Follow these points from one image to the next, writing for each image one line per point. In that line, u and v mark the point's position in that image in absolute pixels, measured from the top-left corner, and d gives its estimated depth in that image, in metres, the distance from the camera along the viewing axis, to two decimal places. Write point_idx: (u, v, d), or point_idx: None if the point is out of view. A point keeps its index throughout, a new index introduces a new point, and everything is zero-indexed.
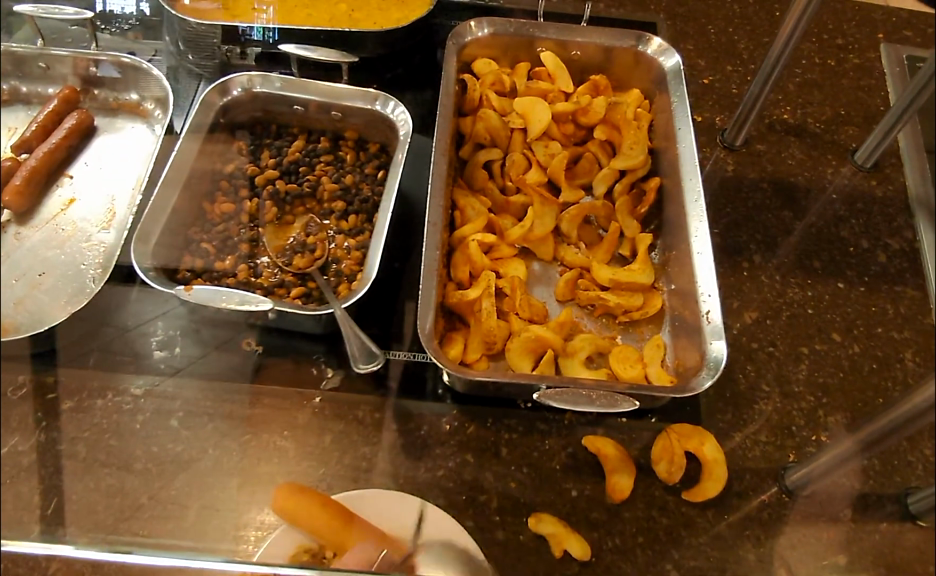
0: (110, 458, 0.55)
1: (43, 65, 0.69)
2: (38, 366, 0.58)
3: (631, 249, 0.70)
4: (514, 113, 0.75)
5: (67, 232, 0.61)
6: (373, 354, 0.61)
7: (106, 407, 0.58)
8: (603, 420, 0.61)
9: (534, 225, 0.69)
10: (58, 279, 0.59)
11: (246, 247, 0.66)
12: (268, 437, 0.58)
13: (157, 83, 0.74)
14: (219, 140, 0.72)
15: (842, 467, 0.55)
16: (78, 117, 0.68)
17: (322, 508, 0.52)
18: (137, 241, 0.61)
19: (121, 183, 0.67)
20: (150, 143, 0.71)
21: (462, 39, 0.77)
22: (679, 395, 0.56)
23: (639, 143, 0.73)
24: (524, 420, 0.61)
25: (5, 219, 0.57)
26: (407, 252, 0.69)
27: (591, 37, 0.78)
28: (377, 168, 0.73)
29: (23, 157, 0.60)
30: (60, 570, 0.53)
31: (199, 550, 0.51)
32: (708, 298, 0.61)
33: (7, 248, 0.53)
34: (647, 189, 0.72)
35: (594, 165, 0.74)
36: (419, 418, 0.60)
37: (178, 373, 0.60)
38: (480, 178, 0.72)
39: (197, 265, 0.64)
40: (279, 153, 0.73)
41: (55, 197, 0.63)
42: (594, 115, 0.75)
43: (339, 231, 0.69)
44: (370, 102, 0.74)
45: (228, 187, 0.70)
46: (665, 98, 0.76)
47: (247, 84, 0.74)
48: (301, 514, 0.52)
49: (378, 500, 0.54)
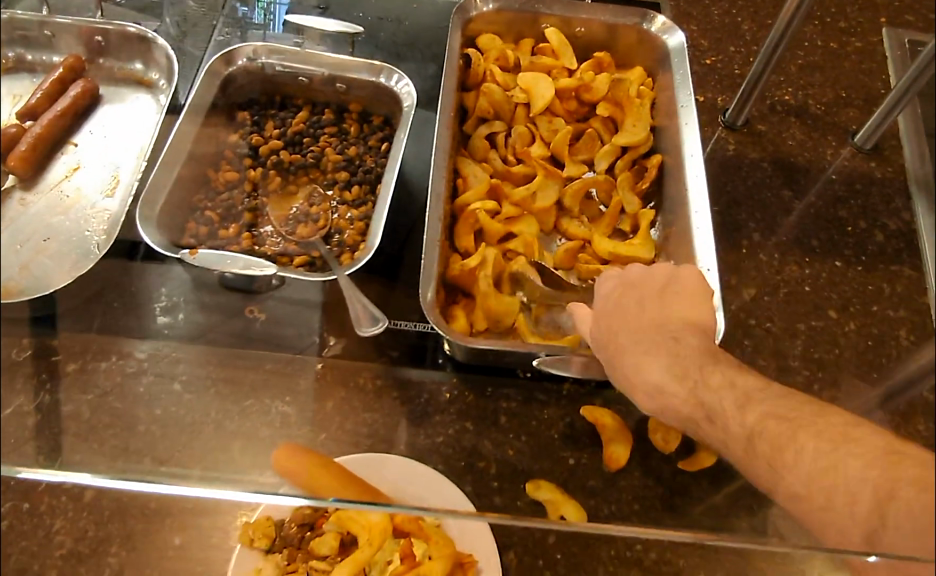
0: (115, 421, 0.55)
1: (48, 32, 0.69)
2: (34, 331, 0.56)
3: (632, 225, 0.70)
4: (518, 88, 0.76)
5: (70, 199, 0.61)
6: (378, 317, 0.63)
7: (109, 369, 0.59)
8: (601, 391, 0.62)
9: (536, 198, 0.69)
10: (63, 244, 0.60)
11: (248, 216, 0.66)
12: (270, 403, 0.58)
13: (164, 56, 0.74)
14: (222, 116, 0.73)
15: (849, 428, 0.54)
16: (81, 87, 0.68)
17: (330, 471, 0.53)
18: (143, 206, 0.64)
19: (124, 155, 0.67)
20: (153, 114, 0.70)
21: (467, 14, 0.78)
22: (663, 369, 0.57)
23: (641, 120, 0.75)
24: (523, 389, 0.62)
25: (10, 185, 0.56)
26: (413, 224, 0.69)
27: (595, 14, 0.79)
28: (381, 141, 0.73)
29: (28, 125, 0.58)
30: (63, 529, 0.53)
31: (221, 481, 0.51)
32: (709, 272, 0.62)
33: (11, 214, 0.53)
34: (648, 166, 0.73)
35: (596, 141, 0.75)
36: (420, 386, 0.62)
37: (183, 341, 0.61)
38: (482, 149, 0.73)
39: (201, 234, 0.66)
40: (283, 123, 0.73)
41: (60, 164, 0.62)
42: (597, 92, 0.76)
43: (342, 201, 0.68)
44: (375, 74, 0.75)
45: (232, 156, 0.70)
46: (668, 76, 0.77)
47: (252, 56, 0.75)
48: (307, 468, 0.52)
49: (396, 468, 0.56)
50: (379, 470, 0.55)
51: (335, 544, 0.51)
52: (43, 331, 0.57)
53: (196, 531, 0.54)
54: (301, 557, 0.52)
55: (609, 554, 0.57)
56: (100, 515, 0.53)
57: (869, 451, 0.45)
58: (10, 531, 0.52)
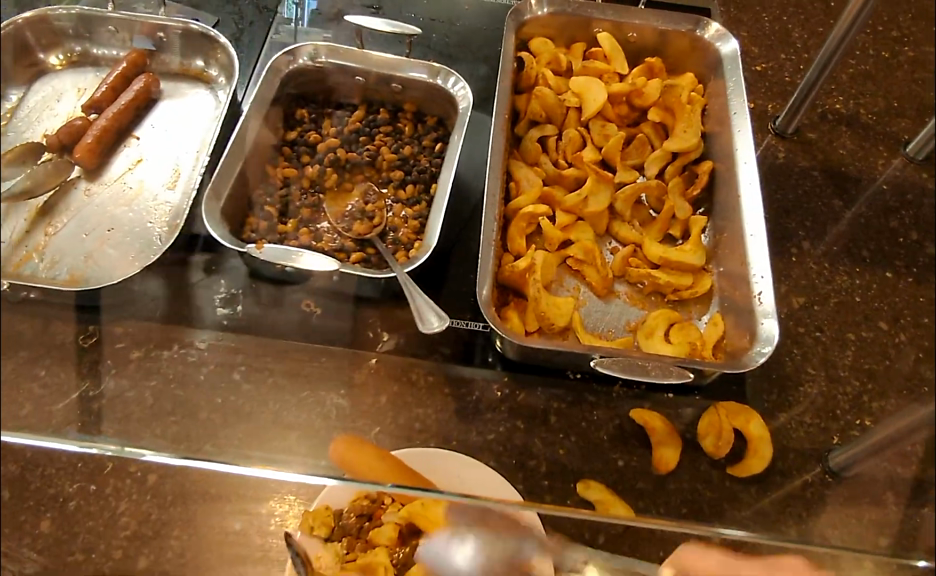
0: (177, 408, 0.56)
1: (111, 27, 0.75)
2: (82, 317, 0.60)
3: (682, 231, 0.71)
4: (570, 91, 0.76)
5: (134, 192, 0.68)
6: (442, 315, 0.64)
7: (172, 358, 0.60)
8: (650, 394, 0.62)
9: (589, 201, 0.70)
10: (128, 235, 0.66)
11: (307, 212, 0.68)
12: (326, 395, 0.60)
13: (223, 51, 0.76)
14: (282, 112, 0.74)
15: (908, 439, 0.53)
16: (145, 82, 0.72)
17: (391, 467, 0.53)
18: (209, 198, 0.65)
19: (186, 148, 0.71)
20: (213, 108, 0.74)
21: (521, 16, 0.79)
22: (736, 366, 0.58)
23: (692, 126, 0.75)
24: (573, 390, 0.63)
25: (76, 176, 0.67)
26: (467, 221, 0.70)
27: (648, 20, 0.79)
28: (434, 141, 0.74)
29: (92, 118, 0.69)
30: (127, 511, 0.54)
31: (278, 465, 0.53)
32: (760, 280, 0.63)
33: (75, 206, 0.65)
34: (699, 172, 0.73)
35: (646, 146, 0.75)
36: (471, 384, 0.62)
37: (243, 333, 0.62)
38: (534, 152, 0.73)
39: (262, 228, 0.67)
40: (340, 123, 0.74)
41: (125, 157, 0.69)
42: (649, 97, 0.76)
43: (397, 200, 0.70)
44: (432, 75, 0.75)
45: (291, 153, 0.72)
46: (719, 84, 0.77)
47: (313, 54, 0.75)
48: (366, 462, 0.54)
49: (452, 466, 0.56)
50: (431, 461, 0.56)
51: (393, 535, 0.53)
52: (89, 318, 0.60)
53: (254, 517, 0.55)
54: (360, 546, 0.53)
55: None
56: (162, 499, 0.55)
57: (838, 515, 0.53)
58: (77, 511, 0.54)
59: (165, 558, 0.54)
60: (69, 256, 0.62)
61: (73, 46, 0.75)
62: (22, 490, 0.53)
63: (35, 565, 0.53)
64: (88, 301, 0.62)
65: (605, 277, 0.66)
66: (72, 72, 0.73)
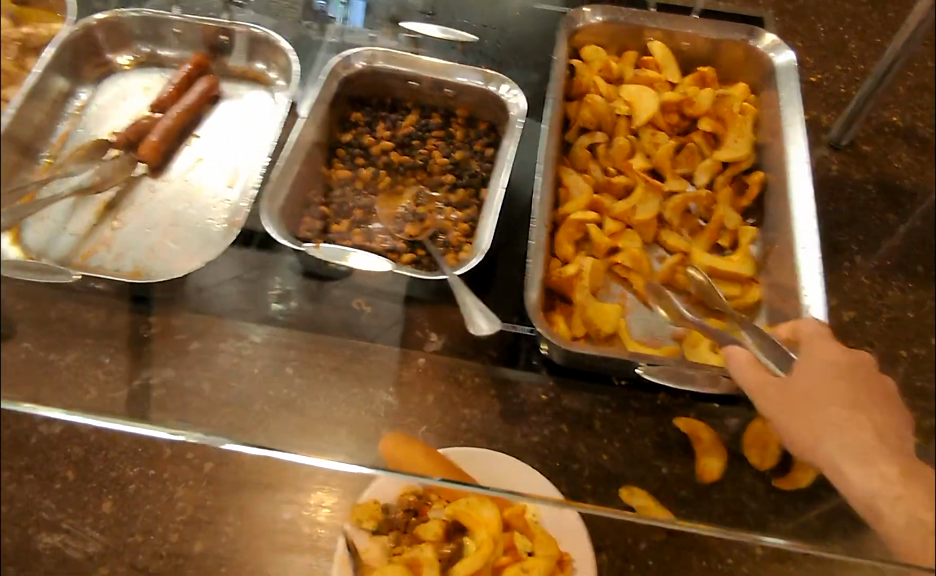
0: (231, 399, 0.59)
1: (177, 30, 0.78)
2: (133, 308, 0.63)
3: (732, 241, 0.70)
4: (621, 99, 0.76)
5: (195, 189, 0.70)
6: (492, 318, 0.65)
7: (228, 350, 0.62)
8: (696, 402, 0.62)
9: (637, 209, 0.70)
10: (190, 231, 0.68)
11: (360, 213, 0.70)
12: (375, 392, 0.61)
13: (284, 56, 0.78)
14: (339, 114, 0.76)
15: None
16: (207, 83, 0.75)
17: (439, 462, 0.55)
18: (267, 198, 0.67)
19: (243, 148, 0.73)
20: (270, 110, 0.76)
21: (574, 24, 0.80)
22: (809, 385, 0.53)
23: (744, 137, 0.75)
24: (617, 397, 0.63)
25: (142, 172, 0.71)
26: (515, 227, 0.71)
27: (701, 29, 0.79)
28: (486, 146, 0.75)
29: (158, 117, 0.72)
30: (184, 496, 0.57)
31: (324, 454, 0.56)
32: (811, 292, 0.62)
33: (142, 202, 0.69)
34: (750, 183, 0.73)
35: (697, 155, 0.75)
36: (516, 386, 0.64)
37: (296, 328, 0.64)
38: (583, 158, 0.74)
39: (318, 228, 0.69)
40: (394, 126, 0.76)
41: (188, 156, 0.72)
42: (700, 107, 0.76)
43: (448, 203, 0.71)
44: (485, 81, 0.77)
45: (346, 155, 0.74)
46: (772, 94, 0.77)
47: (370, 60, 0.77)
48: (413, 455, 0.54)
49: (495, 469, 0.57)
50: (477, 461, 0.57)
51: (439, 531, 0.53)
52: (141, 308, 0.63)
53: (302, 507, 0.57)
54: (407, 541, 0.54)
55: (700, 566, 0.58)
56: (217, 486, 0.57)
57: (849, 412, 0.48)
58: (138, 495, 0.57)
59: (219, 543, 0.56)
60: (133, 249, 0.66)
61: (141, 47, 0.79)
62: (88, 472, 0.57)
63: (97, 544, 0.55)
64: (140, 292, 0.64)
65: (653, 287, 0.66)
66: (139, 74, 0.78)
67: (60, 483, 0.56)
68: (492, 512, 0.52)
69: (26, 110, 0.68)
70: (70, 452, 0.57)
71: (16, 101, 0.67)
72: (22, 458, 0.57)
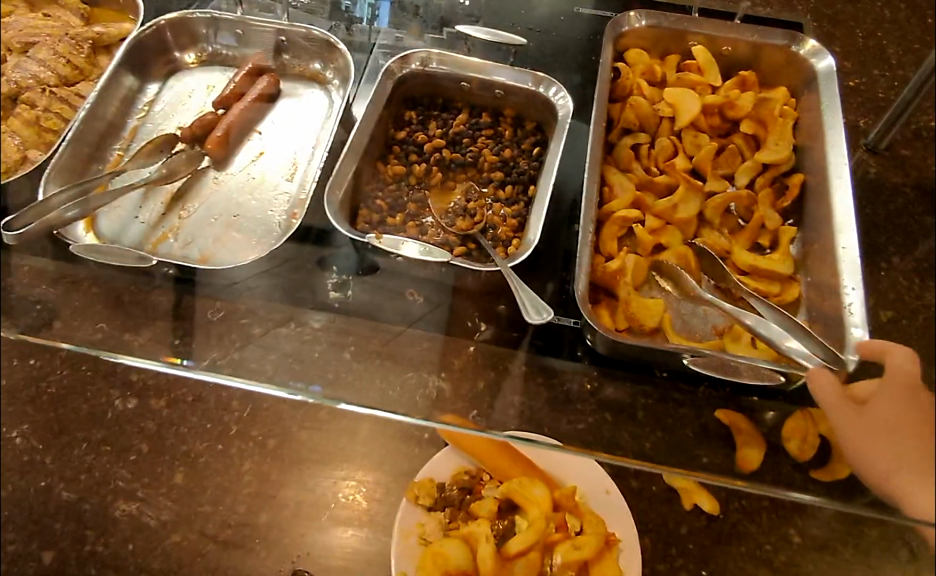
0: (303, 367, 0.63)
1: (240, 31, 0.84)
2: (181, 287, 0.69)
3: (772, 240, 0.72)
4: (664, 102, 0.79)
5: (257, 181, 0.74)
6: (542, 307, 0.68)
7: (289, 335, 0.66)
8: (737, 396, 0.63)
9: (679, 208, 0.72)
10: (252, 221, 0.72)
11: (413, 206, 0.73)
12: (428, 377, 0.64)
13: (341, 56, 0.81)
14: (393, 113, 0.79)
15: None
16: (267, 82, 0.79)
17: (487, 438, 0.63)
18: (332, 184, 0.71)
19: (302, 143, 0.77)
20: (326, 108, 0.80)
21: (620, 28, 0.83)
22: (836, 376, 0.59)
23: (784, 140, 0.77)
24: (660, 387, 0.66)
25: (206, 165, 0.74)
26: (562, 224, 0.73)
27: (742, 34, 0.82)
28: (533, 146, 0.78)
29: (221, 113, 0.77)
30: (249, 469, 0.67)
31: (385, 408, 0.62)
32: (852, 292, 0.65)
33: (206, 192, 0.72)
34: (790, 185, 0.75)
35: (738, 157, 0.77)
36: (562, 375, 0.66)
37: (352, 316, 0.67)
38: (626, 158, 0.77)
39: (374, 220, 0.72)
40: (445, 124, 0.79)
41: (250, 150, 0.75)
42: (742, 109, 0.78)
43: (497, 199, 0.74)
44: (535, 83, 0.80)
45: (401, 152, 0.77)
46: (813, 99, 0.79)
47: (424, 61, 0.80)
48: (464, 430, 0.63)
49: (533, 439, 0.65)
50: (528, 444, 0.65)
51: (493, 509, 0.62)
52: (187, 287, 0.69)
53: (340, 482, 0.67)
54: (461, 516, 0.63)
55: (739, 551, 0.64)
56: (280, 462, 0.67)
57: (907, 434, 0.50)
58: (208, 467, 0.67)
59: (282, 513, 0.65)
60: (200, 238, 0.70)
61: (206, 46, 0.84)
62: (160, 445, 0.67)
63: (168, 512, 0.65)
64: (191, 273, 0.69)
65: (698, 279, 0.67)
66: (203, 71, 0.83)
67: (135, 455, 0.67)
68: (542, 490, 0.62)
69: (100, 106, 0.75)
70: (144, 426, 0.68)
71: (90, 98, 0.75)
72: (101, 431, 0.67)
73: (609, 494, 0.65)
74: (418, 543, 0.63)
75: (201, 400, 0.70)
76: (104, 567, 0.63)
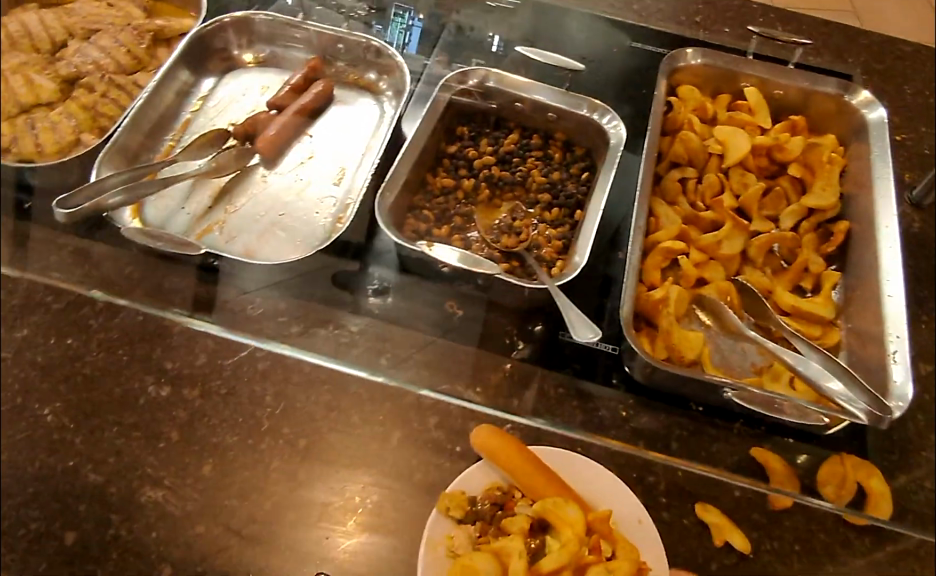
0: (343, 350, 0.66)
1: (299, 36, 0.85)
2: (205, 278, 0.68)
3: (814, 284, 0.72)
4: (714, 139, 0.80)
5: (305, 182, 0.74)
6: (591, 327, 0.67)
7: (327, 336, 0.66)
8: (771, 436, 0.64)
9: (725, 244, 0.72)
10: (298, 220, 0.72)
11: (460, 220, 0.72)
12: (462, 390, 0.66)
13: (396, 68, 0.82)
14: (445, 126, 0.79)
15: None
16: (322, 87, 0.80)
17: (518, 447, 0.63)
18: (386, 187, 0.71)
19: (352, 150, 0.78)
20: (376, 118, 0.81)
21: (676, 63, 0.84)
22: (871, 423, 0.59)
23: (831, 187, 0.77)
24: (695, 421, 0.66)
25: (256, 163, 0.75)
26: (608, 250, 0.73)
27: (795, 79, 0.83)
28: (582, 170, 0.78)
29: (273, 113, 0.77)
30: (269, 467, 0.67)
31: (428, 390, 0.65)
32: (896, 340, 0.64)
33: (255, 189, 0.73)
34: (834, 231, 0.75)
35: (784, 199, 0.77)
36: (598, 401, 0.67)
37: (391, 323, 0.67)
38: (674, 191, 0.77)
39: (420, 230, 0.71)
40: (496, 142, 0.79)
41: (300, 151, 0.76)
42: (791, 152, 0.78)
43: (543, 220, 0.74)
44: (590, 110, 0.80)
45: (450, 165, 0.77)
46: (863, 147, 0.80)
47: (482, 78, 0.80)
48: (496, 440, 0.64)
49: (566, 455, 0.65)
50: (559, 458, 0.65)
51: (525, 526, 0.58)
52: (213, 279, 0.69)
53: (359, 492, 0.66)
54: (491, 531, 0.61)
55: None
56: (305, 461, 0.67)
57: None
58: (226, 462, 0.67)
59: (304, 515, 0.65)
60: (245, 232, 0.71)
61: (263, 47, 0.85)
62: (190, 435, 0.67)
63: (191, 502, 0.65)
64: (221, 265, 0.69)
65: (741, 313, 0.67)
66: (259, 71, 0.85)
67: (162, 443, 0.67)
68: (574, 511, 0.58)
69: (155, 97, 0.78)
70: (174, 416, 0.68)
71: (147, 88, 0.77)
72: (133, 416, 0.68)
73: (642, 524, 0.63)
74: (445, 554, 0.61)
75: (233, 394, 0.69)
76: (118, 553, 0.62)
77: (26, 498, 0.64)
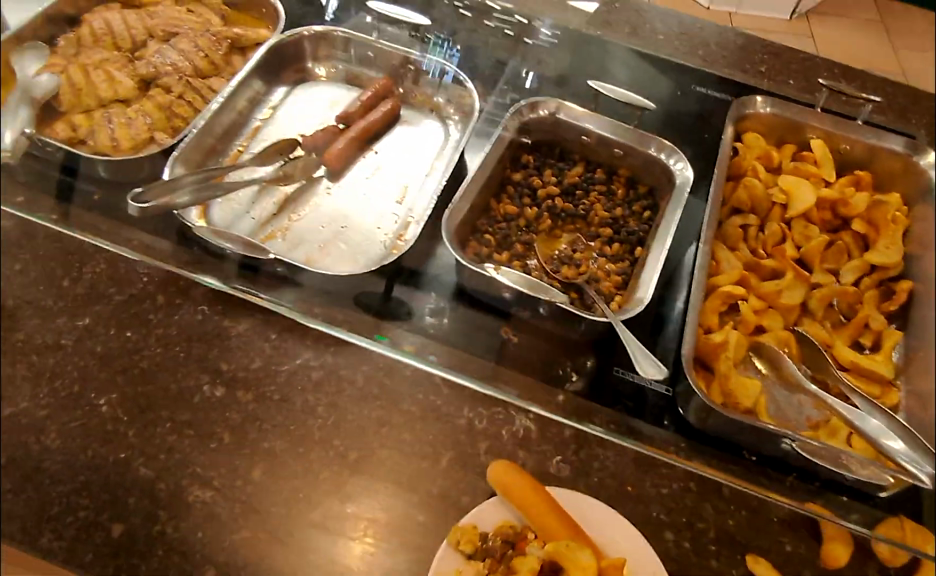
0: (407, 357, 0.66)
1: (371, 55, 0.86)
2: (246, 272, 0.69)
3: (874, 341, 0.66)
4: (778, 188, 0.79)
5: (367, 196, 0.75)
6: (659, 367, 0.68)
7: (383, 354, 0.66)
8: (826, 490, 0.64)
9: (783, 293, 0.70)
10: (360, 234, 0.73)
11: (520, 247, 0.72)
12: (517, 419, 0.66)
13: (469, 95, 0.84)
14: (510, 154, 0.80)
15: None
16: (390, 105, 0.81)
17: (534, 489, 0.67)
18: (454, 209, 0.73)
19: (414, 169, 0.79)
20: (440, 140, 0.82)
21: (743, 110, 0.85)
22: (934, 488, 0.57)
23: (896, 244, 0.68)
24: (747, 470, 0.65)
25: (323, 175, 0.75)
26: (666, 291, 0.75)
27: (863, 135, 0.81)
28: (644, 208, 0.79)
29: (341, 127, 0.78)
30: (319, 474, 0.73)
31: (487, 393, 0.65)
32: None
33: (320, 200, 0.74)
34: (896, 290, 0.66)
35: (846, 254, 0.73)
36: (649, 440, 0.66)
37: (444, 344, 0.67)
38: (735, 237, 0.78)
39: (481, 254, 0.72)
40: (560, 173, 0.79)
41: (365, 165, 0.77)
42: (855, 207, 0.75)
43: (603, 254, 0.74)
44: (657, 149, 0.81)
45: (514, 192, 0.77)
46: (929, 208, 0.69)
47: (554, 110, 0.82)
48: (516, 479, 0.68)
49: (575, 498, 0.70)
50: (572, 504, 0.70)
51: (534, 567, 0.63)
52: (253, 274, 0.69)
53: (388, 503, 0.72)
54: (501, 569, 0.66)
55: None
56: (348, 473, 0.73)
57: None
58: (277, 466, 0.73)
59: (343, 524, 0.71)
60: (306, 242, 0.71)
61: (337, 63, 0.86)
62: (241, 437, 0.74)
63: (237, 504, 0.70)
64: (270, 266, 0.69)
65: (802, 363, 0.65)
66: (330, 84, 0.85)
67: (215, 442, 0.73)
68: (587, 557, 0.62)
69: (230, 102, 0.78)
70: (227, 416, 0.74)
71: (221, 94, 0.77)
72: (186, 414, 0.74)
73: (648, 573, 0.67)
74: None
75: (286, 400, 0.76)
76: (169, 549, 0.67)
77: (76, 486, 0.69)
